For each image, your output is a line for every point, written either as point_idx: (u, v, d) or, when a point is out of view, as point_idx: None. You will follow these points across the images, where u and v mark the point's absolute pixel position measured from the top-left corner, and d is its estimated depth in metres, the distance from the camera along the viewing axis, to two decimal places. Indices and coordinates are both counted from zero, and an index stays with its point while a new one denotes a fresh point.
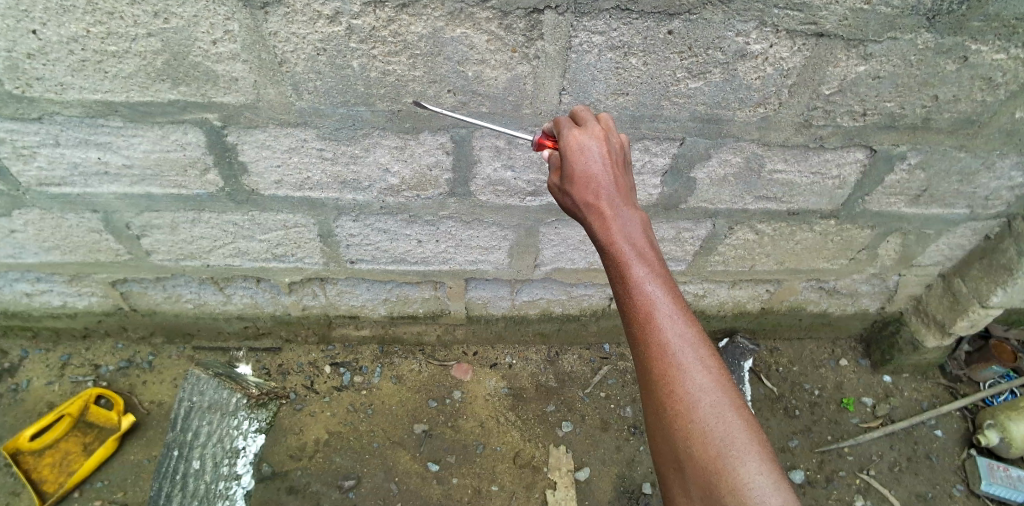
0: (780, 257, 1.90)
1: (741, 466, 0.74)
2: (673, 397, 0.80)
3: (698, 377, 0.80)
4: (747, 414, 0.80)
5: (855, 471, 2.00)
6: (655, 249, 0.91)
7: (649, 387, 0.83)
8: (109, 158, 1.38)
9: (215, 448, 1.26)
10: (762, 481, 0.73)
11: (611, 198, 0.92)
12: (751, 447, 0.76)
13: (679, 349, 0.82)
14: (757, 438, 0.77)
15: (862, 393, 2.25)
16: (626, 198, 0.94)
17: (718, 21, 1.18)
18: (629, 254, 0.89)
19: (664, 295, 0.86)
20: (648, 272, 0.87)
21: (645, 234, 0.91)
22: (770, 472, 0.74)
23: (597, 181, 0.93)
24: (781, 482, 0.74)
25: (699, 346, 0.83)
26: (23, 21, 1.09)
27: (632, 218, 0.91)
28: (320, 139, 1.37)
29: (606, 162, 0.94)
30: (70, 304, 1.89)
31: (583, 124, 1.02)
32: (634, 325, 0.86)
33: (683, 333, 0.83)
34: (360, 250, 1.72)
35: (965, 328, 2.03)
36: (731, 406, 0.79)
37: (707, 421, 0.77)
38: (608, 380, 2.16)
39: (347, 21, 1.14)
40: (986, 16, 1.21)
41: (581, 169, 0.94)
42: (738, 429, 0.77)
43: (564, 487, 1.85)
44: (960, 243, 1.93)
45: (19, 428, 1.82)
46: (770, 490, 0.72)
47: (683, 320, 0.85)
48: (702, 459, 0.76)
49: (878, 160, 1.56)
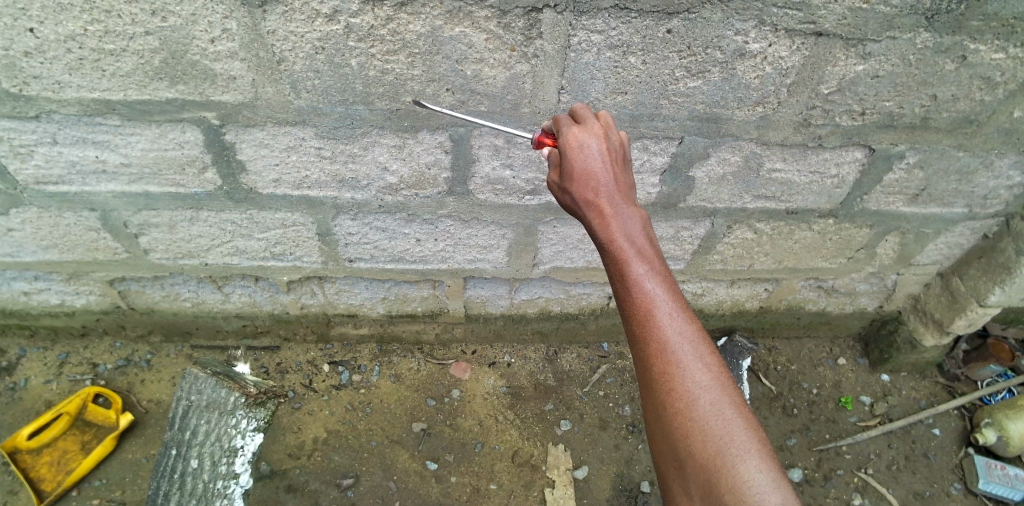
0: (779, 256, 1.90)
1: (740, 464, 0.74)
2: (672, 395, 0.80)
3: (698, 375, 0.80)
4: (747, 412, 0.80)
5: (853, 469, 2.01)
6: (655, 246, 0.91)
7: (649, 385, 0.84)
8: (107, 157, 1.38)
9: (213, 447, 1.27)
10: (761, 479, 0.73)
11: (610, 195, 0.92)
12: (751, 445, 0.76)
13: (679, 347, 0.82)
14: (757, 436, 0.77)
15: (860, 392, 2.25)
16: (626, 196, 0.94)
17: (718, 20, 1.18)
18: (628, 251, 0.88)
19: (663, 292, 0.85)
20: (648, 270, 0.87)
21: (645, 232, 0.91)
22: (770, 470, 0.74)
23: (597, 179, 0.92)
24: (781, 480, 0.74)
25: (700, 344, 0.83)
26: (20, 19, 1.08)
27: (632, 216, 0.91)
28: (318, 137, 1.37)
29: (606, 160, 0.94)
30: (68, 303, 1.89)
31: (582, 121, 1.01)
32: (633, 323, 0.86)
33: (682, 331, 0.83)
34: (359, 249, 1.72)
35: (963, 327, 2.04)
36: (730, 404, 0.79)
37: (707, 419, 0.78)
38: (607, 379, 2.16)
39: (345, 19, 1.13)
40: (985, 15, 1.21)
41: (580, 167, 0.93)
42: (738, 427, 0.77)
43: (563, 486, 1.86)
44: (958, 242, 1.93)
45: (17, 426, 1.82)
46: (770, 488, 0.72)
47: (683, 318, 0.84)
48: (702, 457, 0.76)
49: (876, 159, 1.56)
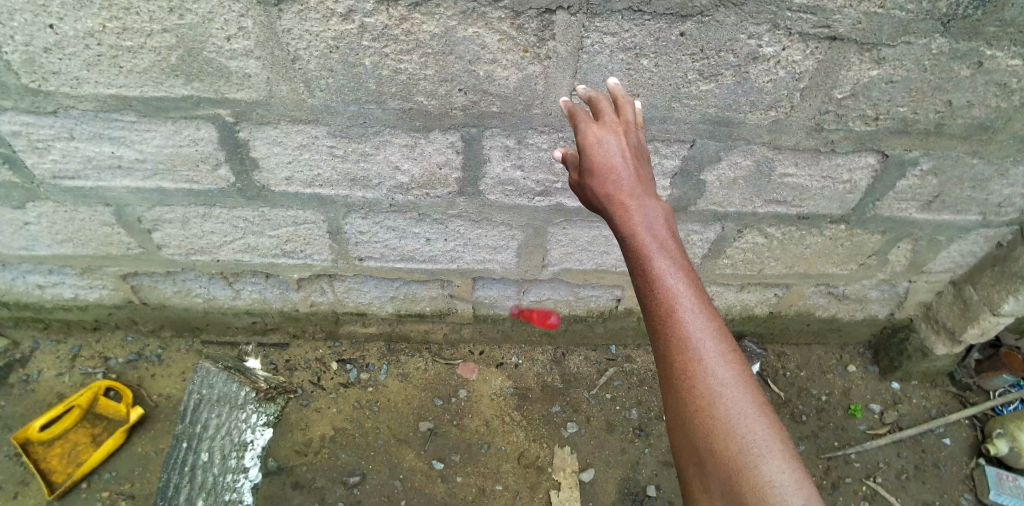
0: (790, 261, 1.89)
1: (762, 463, 0.74)
2: (693, 391, 0.80)
3: (719, 373, 0.80)
4: (769, 412, 0.79)
5: (862, 478, 1.98)
6: (677, 241, 0.90)
7: (669, 381, 0.83)
8: (123, 153, 1.40)
9: (223, 441, 1.21)
10: (783, 479, 0.73)
11: (631, 189, 0.92)
12: (773, 445, 0.75)
13: (700, 344, 0.82)
14: (779, 435, 0.77)
15: (870, 400, 2.23)
16: (647, 189, 0.94)
17: (731, 23, 1.18)
18: (650, 246, 0.88)
19: (686, 288, 0.85)
20: (670, 265, 0.86)
21: (667, 227, 0.90)
22: (793, 471, 0.74)
23: (616, 174, 0.93)
24: (805, 480, 0.74)
25: (722, 342, 0.83)
26: (40, 15, 1.10)
27: (654, 210, 0.91)
28: (331, 136, 1.38)
29: (626, 156, 0.94)
30: (82, 296, 1.91)
31: (601, 115, 1.02)
32: (654, 318, 0.85)
33: (703, 327, 0.83)
34: (369, 248, 1.73)
35: (976, 336, 2.01)
36: (752, 403, 0.79)
37: (728, 418, 0.77)
38: (614, 382, 2.15)
39: (360, 19, 1.14)
40: (1001, 21, 1.19)
41: (602, 161, 0.94)
42: (760, 427, 0.77)
43: (569, 488, 1.85)
44: (971, 249, 1.91)
45: (29, 418, 1.84)
46: (793, 489, 0.72)
47: (704, 314, 0.84)
48: (723, 455, 0.76)
49: (890, 165, 1.55)
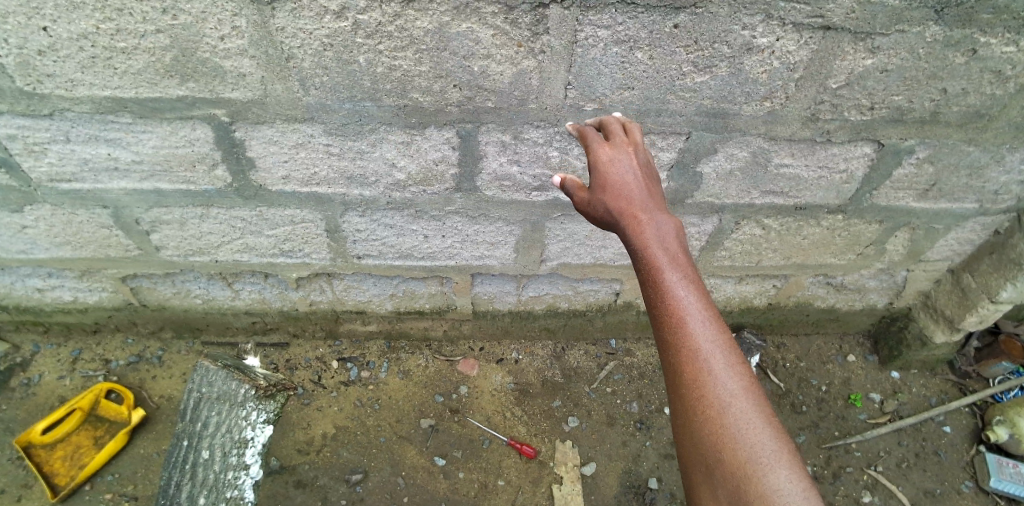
0: (787, 252, 1.89)
1: (770, 472, 0.74)
2: (703, 401, 0.80)
3: (729, 384, 0.80)
4: (775, 421, 0.79)
5: (863, 467, 1.99)
6: (687, 255, 0.90)
7: (678, 391, 0.83)
8: (119, 154, 1.39)
9: (224, 438, 1.19)
10: (791, 489, 0.73)
11: (644, 204, 0.93)
12: (780, 455, 0.76)
13: (710, 356, 0.82)
14: (786, 445, 0.77)
15: (869, 389, 2.24)
16: (659, 206, 0.95)
17: (726, 14, 1.18)
18: (662, 259, 0.88)
19: (696, 301, 0.85)
20: (681, 278, 0.87)
21: (677, 241, 0.91)
22: (800, 480, 0.74)
23: (629, 189, 0.94)
24: (811, 490, 0.74)
25: (731, 354, 0.83)
26: (34, 18, 1.10)
27: (665, 224, 0.92)
28: (327, 134, 1.38)
29: (637, 173, 0.97)
30: (82, 299, 1.91)
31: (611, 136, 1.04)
32: (663, 329, 0.85)
33: (713, 339, 0.83)
34: (368, 246, 1.73)
35: (974, 324, 2.02)
36: (759, 415, 0.79)
37: (737, 427, 0.77)
38: (614, 375, 2.15)
39: (353, 16, 1.14)
40: (995, 7, 1.19)
41: (614, 177, 0.96)
42: (768, 438, 0.77)
43: (570, 482, 1.86)
44: (969, 238, 1.91)
45: (30, 421, 1.84)
46: (800, 499, 0.72)
47: (715, 326, 0.84)
48: (731, 464, 0.76)
49: (886, 153, 1.55)
